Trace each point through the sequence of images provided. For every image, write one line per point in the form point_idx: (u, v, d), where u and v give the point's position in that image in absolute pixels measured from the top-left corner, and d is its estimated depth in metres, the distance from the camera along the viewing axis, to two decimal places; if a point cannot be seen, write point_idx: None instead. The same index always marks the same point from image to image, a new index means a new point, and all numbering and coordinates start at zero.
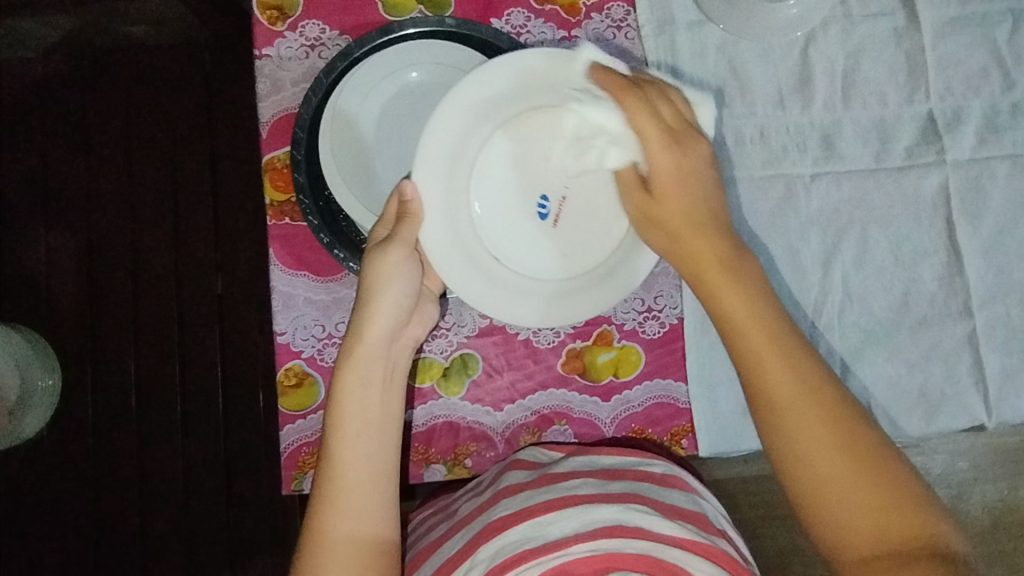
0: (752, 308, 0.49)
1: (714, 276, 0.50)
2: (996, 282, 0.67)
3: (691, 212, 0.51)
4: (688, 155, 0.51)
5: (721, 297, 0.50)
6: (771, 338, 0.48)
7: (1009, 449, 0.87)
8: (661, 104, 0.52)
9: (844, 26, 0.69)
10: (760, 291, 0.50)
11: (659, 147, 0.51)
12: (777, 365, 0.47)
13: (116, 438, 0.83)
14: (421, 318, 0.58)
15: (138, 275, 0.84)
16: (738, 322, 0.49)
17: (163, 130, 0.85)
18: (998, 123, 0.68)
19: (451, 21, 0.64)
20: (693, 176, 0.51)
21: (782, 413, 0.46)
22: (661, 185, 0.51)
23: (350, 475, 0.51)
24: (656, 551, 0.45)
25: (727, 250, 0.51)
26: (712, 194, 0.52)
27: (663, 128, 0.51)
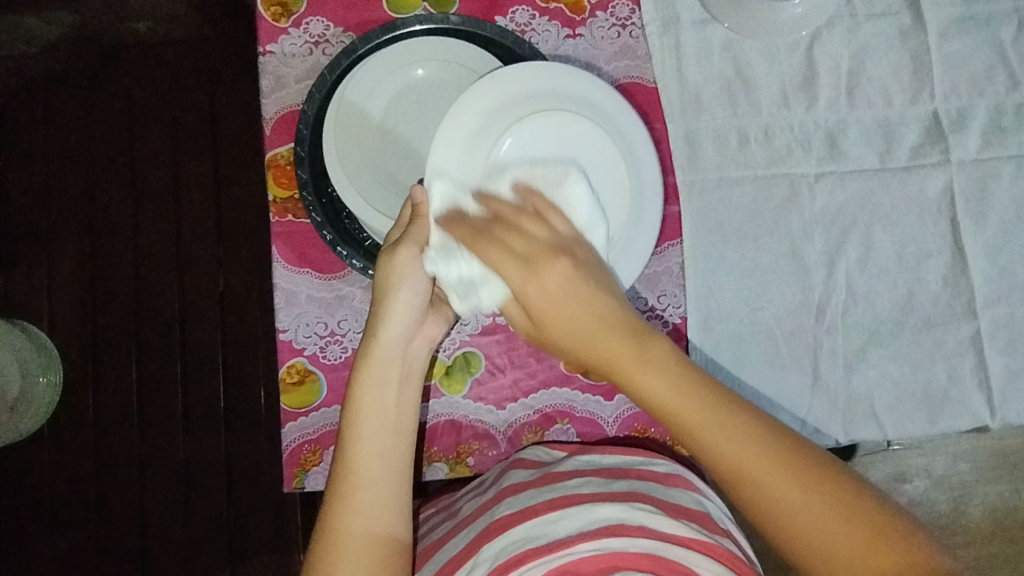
0: (683, 387, 0.45)
1: (636, 372, 0.46)
2: (1001, 283, 0.67)
3: (589, 324, 0.46)
4: (552, 274, 0.46)
5: (639, 384, 0.46)
6: (717, 417, 0.45)
7: (1010, 451, 0.87)
8: (529, 226, 0.49)
9: (849, 26, 0.69)
10: (680, 371, 0.46)
11: (523, 279, 0.47)
12: (723, 437, 0.45)
13: (116, 434, 0.83)
14: (439, 317, 0.57)
15: (140, 272, 0.84)
16: (679, 413, 0.45)
17: (165, 127, 0.85)
18: (1003, 123, 0.68)
19: (454, 18, 0.63)
20: (565, 298, 0.46)
21: (748, 484, 0.45)
22: (542, 319, 0.47)
23: (365, 475, 0.51)
24: (661, 551, 0.45)
25: (637, 341, 0.46)
26: (605, 300, 0.47)
27: (514, 255, 0.47)
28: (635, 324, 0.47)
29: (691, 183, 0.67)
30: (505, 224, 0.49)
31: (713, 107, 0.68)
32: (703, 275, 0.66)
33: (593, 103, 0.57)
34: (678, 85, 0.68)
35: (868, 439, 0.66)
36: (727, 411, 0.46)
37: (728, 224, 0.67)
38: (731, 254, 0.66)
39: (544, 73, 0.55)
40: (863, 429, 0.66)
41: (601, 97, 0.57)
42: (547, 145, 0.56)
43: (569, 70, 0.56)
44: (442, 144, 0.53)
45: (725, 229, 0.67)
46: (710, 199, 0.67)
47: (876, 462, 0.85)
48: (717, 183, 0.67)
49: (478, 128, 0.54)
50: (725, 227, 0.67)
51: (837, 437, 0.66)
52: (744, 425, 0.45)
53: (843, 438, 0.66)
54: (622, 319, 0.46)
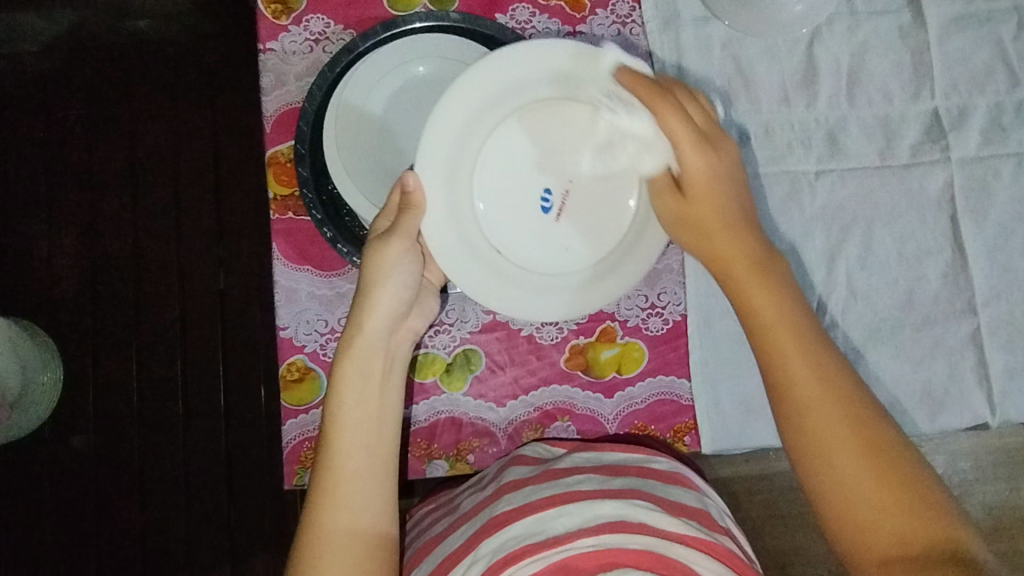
0: (782, 306, 0.51)
1: (747, 276, 0.52)
2: (1001, 281, 0.67)
3: (718, 219, 0.53)
4: (720, 155, 0.53)
5: (750, 294, 0.51)
6: (795, 343, 0.49)
7: (1009, 450, 0.87)
8: (694, 106, 0.54)
9: (850, 23, 0.69)
10: (788, 298, 0.51)
11: (690, 143, 0.52)
12: (801, 367, 0.48)
13: (118, 431, 0.83)
14: (421, 311, 0.59)
15: (140, 270, 0.84)
16: (767, 325, 0.50)
17: (164, 125, 0.85)
18: (1003, 121, 0.68)
19: (454, 15, 0.63)
20: (714, 204, 0.53)
21: (804, 415, 0.47)
22: (693, 194, 0.53)
23: (350, 469, 0.51)
24: (660, 547, 0.45)
25: (755, 258, 0.52)
26: (738, 215, 0.54)
27: (693, 128, 0.52)
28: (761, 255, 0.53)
29: None
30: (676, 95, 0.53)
31: (714, 105, 0.68)
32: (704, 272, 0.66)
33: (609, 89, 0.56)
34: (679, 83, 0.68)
35: None
36: (813, 352, 0.49)
37: None
38: None
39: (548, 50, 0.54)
40: None
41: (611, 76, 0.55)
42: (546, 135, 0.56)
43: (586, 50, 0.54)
44: (435, 133, 0.53)
45: None
46: None
47: None
48: None
49: (477, 111, 0.54)
50: None
51: None
52: (824, 364, 0.49)
53: None
54: (742, 242, 0.53)
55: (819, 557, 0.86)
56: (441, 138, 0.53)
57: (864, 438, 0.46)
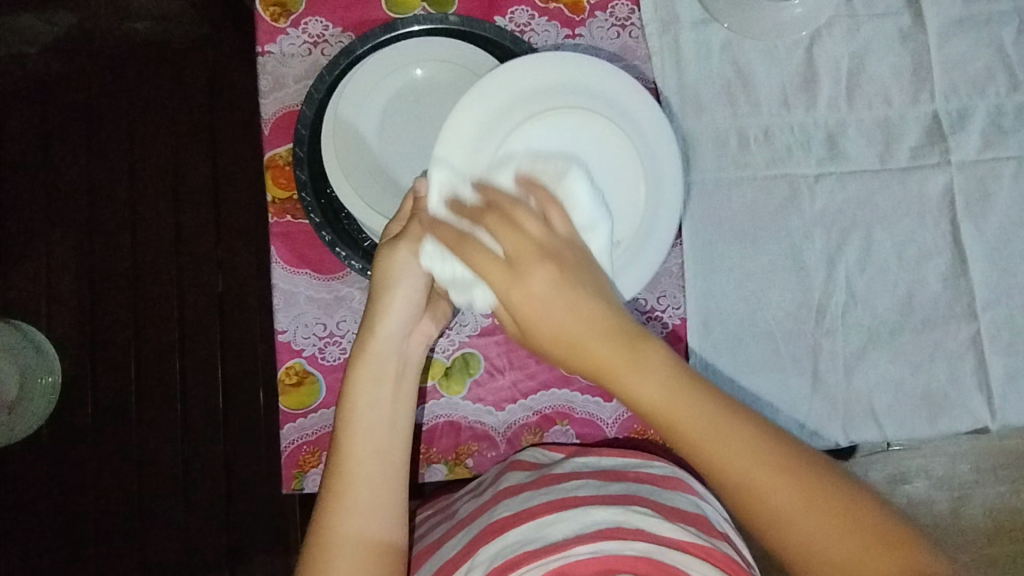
0: (668, 384, 0.42)
1: (630, 375, 0.42)
2: (1002, 283, 0.67)
3: (578, 322, 0.42)
4: (536, 280, 0.42)
5: (641, 391, 0.42)
6: (716, 425, 0.42)
7: (1009, 453, 0.86)
8: (523, 220, 0.44)
9: (850, 26, 0.69)
10: (664, 366, 0.42)
11: (506, 285, 0.43)
12: (717, 447, 0.42)
13: (115, 435, 0.82)
14: (436, 315, 0.57)
15: (138, 273, 0.84)
16: (670, 415, 0.42)
17: (162, 128, 0.84)
18: (1003, 124, 0.68)
19: (453, 18, 0.63)
20: (550, 311, 0.42)
21: (747, 490, 0.42)
22: (529, 332, 0.43)
23: (360, 474, 0.51)
24: (656, 554, 0.45)
25: (626, 343, 0.42)
26: (600, 304, 0.43)
27: (499, 258, 0.43)
28: (624, 327, 0.42)
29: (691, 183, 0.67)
30: (498, 212, 0.45)
31: (713, 108, 0.68)
32: (704, 275, 0.66)
33: (615, 104, 0.57)
34: (678, 86, 0.68)
35: (868, 441, 0.66)
36: (727, 426, 0.42)
37: (727, 225, 0.67)
38: (731, 255, 0.66)
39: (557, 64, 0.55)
40: (864, 431, 0.65)
41: (621, 90, 0.57)
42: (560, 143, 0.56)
43: (595, 65, 0.56)
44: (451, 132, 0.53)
45: (724, 230, 0.66)
46: (710, 200, 0.67)
47: (876, 463, 0.85)
48: (717, 184, 0.67)
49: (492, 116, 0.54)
50: (725, 229, 0.67)
51: (837, 438, 0.65)
52: (730, 418, 0.42)
53: (843, 439, 0.65)
54: (612, 323, 0.42)
55: None
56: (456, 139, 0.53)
57: (807, 484, 0.41)
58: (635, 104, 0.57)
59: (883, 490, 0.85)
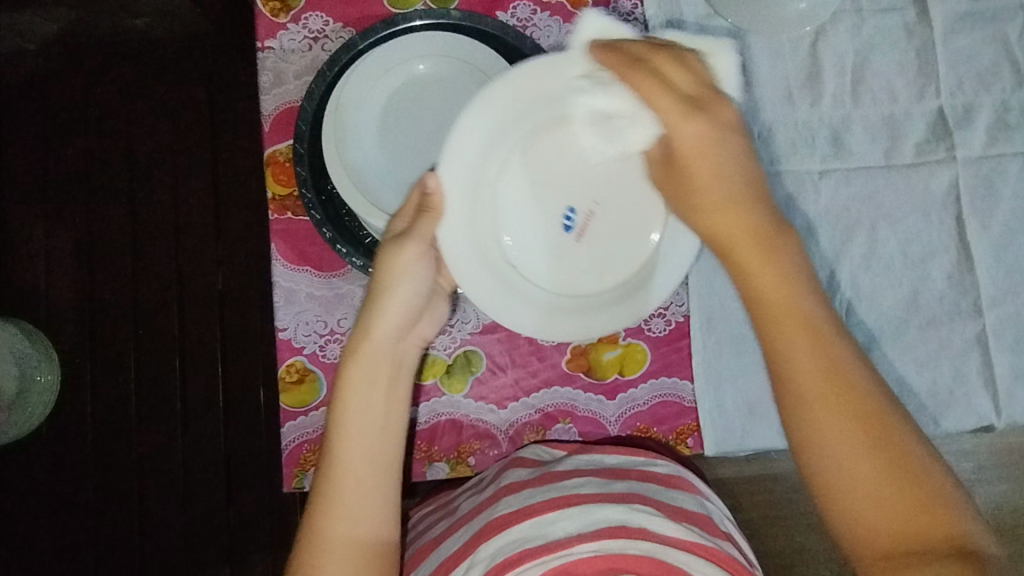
0: (781, 279, 0.44)
1: (755, 251, 0.44)
2: (1007, 280, 0.66)
3: (721, 185, 0.45)
4: (711, 118, 0.45)
5: (754, 277, 0.44)
6: (813, 339, 0.42)
7: (1012, 451, 0.86)
8: (672, 73, 0.46)
9: (855, 21, 0.68)
10: (791, 264, 0.44)
11: (678, 118, 0.45)
12: (802, 354, 0.42)
13: (115, 433, 0.82)
14: (433, 317, 0.57)
15: (137, 270, 0.83)
16: (775, 319, 0.43)
17: (162, 124, 0.84)
18: (1009, 120, 0.67)
19: (456, 14, 0.63)
20: (715, 146, 0.45)
21: (810, 413, 0.41)
22: (686, 160, 0.46)
23: (352, 478, 0.50)
24: (661, 554, 0.45)
25: (757, 226, 0.45)
26: (745, 157, 0.46)
27: (680, 94, 0.45)
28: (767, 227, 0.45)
29: None
30: (669, 55, 0.46)
31: None
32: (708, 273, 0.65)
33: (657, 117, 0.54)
34: None
35: None
36: (823, 346, 0.42)
37: None
38: None
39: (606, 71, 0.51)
40: None
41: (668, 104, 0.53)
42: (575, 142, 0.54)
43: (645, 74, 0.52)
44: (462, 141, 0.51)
45: None
46: None
47: None
48: None
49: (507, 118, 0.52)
50: None
51: None
52: (822, 337, 0.42)
53: None
54: (751, 216, 0.45)
55: (821, 559, 0.85)
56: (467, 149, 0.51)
57: (863, 411, 0.41)
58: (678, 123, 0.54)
59: None
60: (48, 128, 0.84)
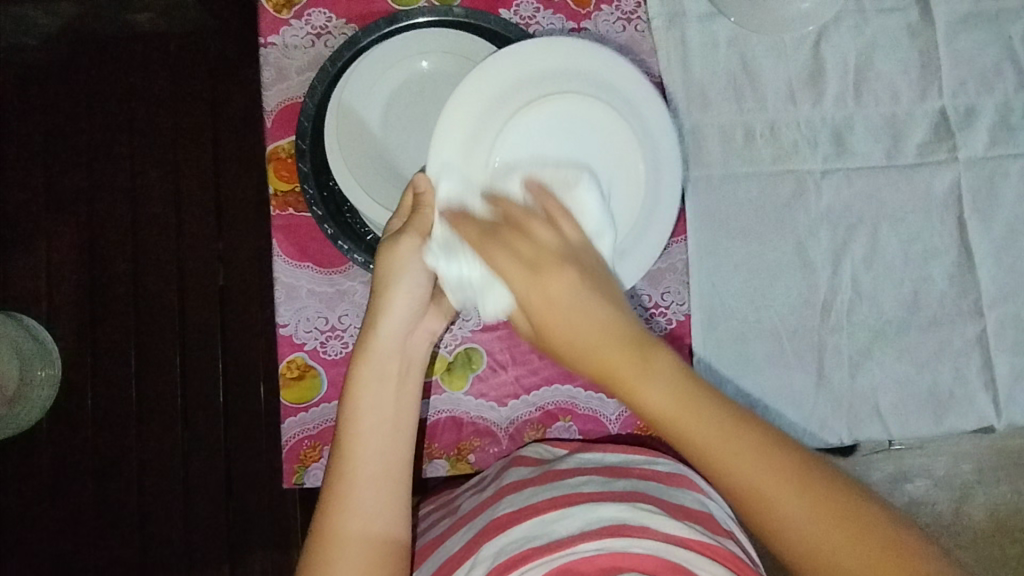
0: (691, 413, 0.39)
1: (635, 381, 0.40)
2: (1008, 282, 0.66)
3: (592, 338, 0.41)
4: (558, 283, 0.43)
5: (645, 396, 0.40)
6: (730, 430, 0.40)
7: (1012, 452, 0.86)
8: (535, 229, 0.45)
9: (857, 21, 0.68)
10: (683, 382, 0.40)
11: (526, 286, 0.44)
12: (731, 454, 0.39)
13: (115, 426, 0.82)
14: (440, 310, 0.57)
15: (138, 265, 0.83)
16: (702, 442, 0.39)
17: (164, 118, 0.84)
18: (1011, 121, 0.67)
19: (458, 10, 0.62)
20: (567, 313, 0.42)
21: (763, 511, 0.39)
22: (551, 340, 0.43)
23: (365, 471, 0.50)
24: (664, 551, 0.44)
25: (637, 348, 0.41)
26: (608, 318, 0.42)
27: (520, 258, 0.44)
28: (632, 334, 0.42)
29: (696, 179, 0.66)
30: (510, 226, 0.46)
31: (720, 102, 0.67)
32: (708, 272, 0.65)
33: (603, 82, 0.56)
34: (685, 81, 0.67)
35: (873, 439, 0.66)
36: (737, 431, 0.40)
37: (733, 221, 0.66)
38: (733, 251, 0.66)
39: (539, 49, 0.54)
40: (868, 429, 0.65)
41: (606, 68, 0.55)
42: (555, 128, 0.55)
43: (565, 42, 0.54)
44: (450, 125, 0.52)
45: (729, 226, 0.66)
46: (715, 196, 0.66)
47: (877, 463, 0.84)
48: (723, 179, 0.66)
49: (493, 104, 0.54)
50: (730, 226, 0.66)
51: (841, 436, 0.65)
52: (743, 435, 0.39)
53: (847, 437, 0.65)
54: (612, 328, 0.41)
55: None
56: (455, 127, 0.52)
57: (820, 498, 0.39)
58: (620, 78, 0.56)
59: (885, 489, 0.85)
60: (49, 121, 0.84)
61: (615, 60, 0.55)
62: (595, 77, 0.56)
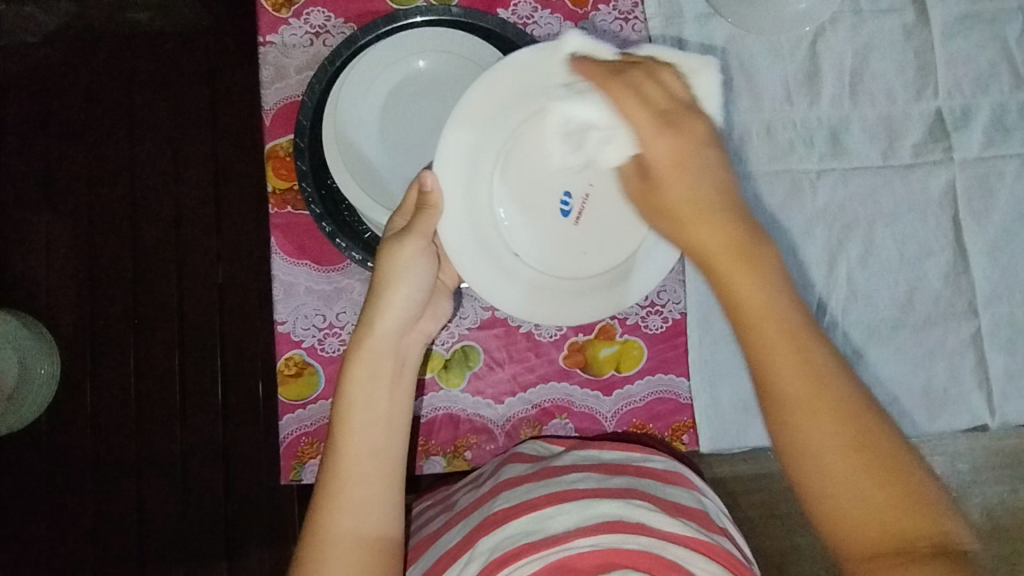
0: (764, 304, 0.44)
1: (732, 273, 0.45)
2: (1003, 282, 0.67)
3: (691, 205, 0.47)
4: (687, 133, 0.48)
5: (737, 290, 0.44)
6: (792, 342, 0.43)
7: (1008, 452, 0.86)
8: (667, 82, 0.49)
9: (854, 21, 0.68)
10: (776, 283, 0.44)
11: (653, 130, 0.48)
12: (781, 355, 0.43)
13: (115, 422, 0.82)
14: (435, 313, 0.58)
15: (138, 261, 0.84)
16: (757, 327, 0.44)
17: (163, 114, 0.84)
18: (1007, 122, 0.68)
19: (456, 10, 0.63)
20: (693, 174, 0.47)
21: (789, 417, 0.42)
22: (665, 177, 0.47)
23: (359, 471, 0.51)
24: (658, 548, 0.45)
25: (737, 243, 0.45)
26: (715, 184, 0.47)
27: (654, 110, 0.48)
28: (740, 223, 0.46)
29: None
30: (645, 73, 0.49)
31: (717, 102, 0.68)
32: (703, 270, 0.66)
33: None
34: None
35: None
36: (799, 341, 0.43)
37: None
38: None
39: (544, 56, 0.53)
40: None
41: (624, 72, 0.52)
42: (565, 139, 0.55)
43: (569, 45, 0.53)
44: (450, 141, 0.53)
45: None
46: None
47: None
48: None
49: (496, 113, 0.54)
50: None
51: None
52: (804, 342, 0.43)
53: None
54: (720, 210, 0.46)
55: (817, 557, 0.86)
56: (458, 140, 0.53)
57: (846, 418, 0.41)
58: None
59: None
60: (50, 118, 0.85)
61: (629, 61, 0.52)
62: None
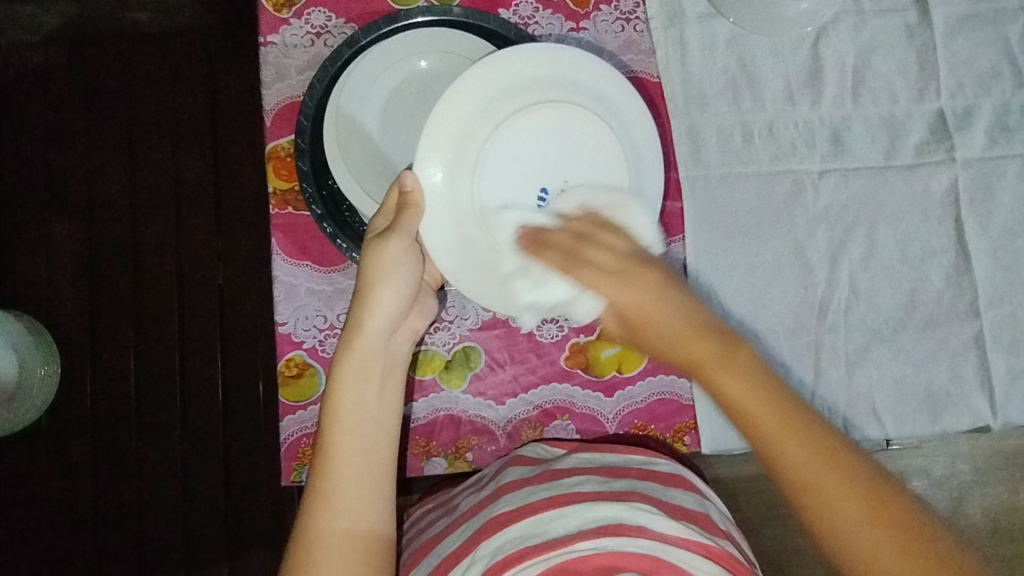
0: (759, 400, 0.43)
1: (720, 372, 0.44)
2: (1005, 282, 0.67)
3: (680, 332, 0.46)
4: (648, 281, 0.49)
5: (730, 391, 0.44)
6: (791, 427, 0.42)
7: (1008, 452, 0.86)
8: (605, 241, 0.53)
9: (856, 21, 0.68)
10: (765, 383, 0.44)
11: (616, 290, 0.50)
12: (792, 445, 0.42)
13: (115, 423, 0.82)
14: (421, 310, 0.58)
15: (138, 261, 0.84)
16: (750, 414, 0.43)
17: (164, 114, 0.84)
18: (1009, 122, 0.68)
19: (457, 10, 0.63)
20: (659, 307, 0.47)
21: (823, 504, 0.41)
22: (638, 329, 0.48)
23: (350, 473, 0.51)
24: (661, 551, 0.45)
25: (722, 345, 0.45)
26: (685, 309, 0.47)
27: (603, 269, 0.51)
28: (712, 326, 0.46)
29: (694, 179, 0.66)
30: (587, 240, 0.53)
31: (718, 102, 0.67)
32: (704, 271, 0.66)
33: (590, 88, 0.57)
34: (684, 81, 0.67)
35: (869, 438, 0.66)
36: (800, 424, 0.43)
37: (730, 221, 0.66)
38: (730, 249, 0.66)
39: (519, 60, 0.54)
40: (865, 428, 0.65)
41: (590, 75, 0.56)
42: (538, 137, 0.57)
43: (545, 48, 0.55)
44: (434, 137, 0.53)
45: (727, 226, 0.66)
46: (714, 196, 0.66)
47: None
48: (720, 179, 0.67)
49: (482, 107, 0.55)
50: (727, 224, 0.66)
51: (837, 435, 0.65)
52: (817, 436, 0.42)
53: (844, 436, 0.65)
54: (699, 324, 0.46)
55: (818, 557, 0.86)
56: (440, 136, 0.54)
57: (867, 500, 0.41)
58: (602, 83, 0.56)
59: None
60: (50, 117, 0.84)
61: (593, 62, 0.56)
62: (577, 81, 0.56)
